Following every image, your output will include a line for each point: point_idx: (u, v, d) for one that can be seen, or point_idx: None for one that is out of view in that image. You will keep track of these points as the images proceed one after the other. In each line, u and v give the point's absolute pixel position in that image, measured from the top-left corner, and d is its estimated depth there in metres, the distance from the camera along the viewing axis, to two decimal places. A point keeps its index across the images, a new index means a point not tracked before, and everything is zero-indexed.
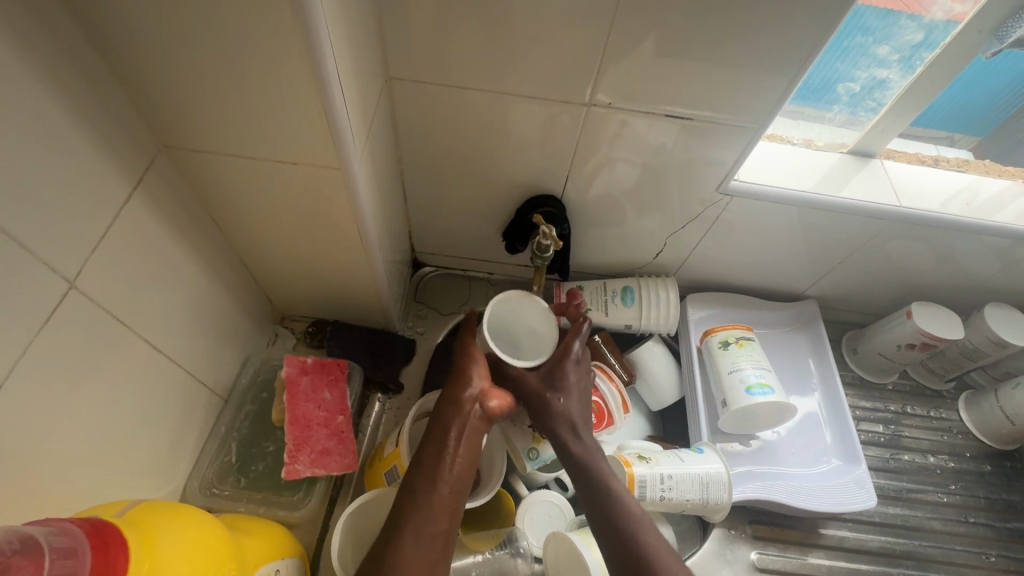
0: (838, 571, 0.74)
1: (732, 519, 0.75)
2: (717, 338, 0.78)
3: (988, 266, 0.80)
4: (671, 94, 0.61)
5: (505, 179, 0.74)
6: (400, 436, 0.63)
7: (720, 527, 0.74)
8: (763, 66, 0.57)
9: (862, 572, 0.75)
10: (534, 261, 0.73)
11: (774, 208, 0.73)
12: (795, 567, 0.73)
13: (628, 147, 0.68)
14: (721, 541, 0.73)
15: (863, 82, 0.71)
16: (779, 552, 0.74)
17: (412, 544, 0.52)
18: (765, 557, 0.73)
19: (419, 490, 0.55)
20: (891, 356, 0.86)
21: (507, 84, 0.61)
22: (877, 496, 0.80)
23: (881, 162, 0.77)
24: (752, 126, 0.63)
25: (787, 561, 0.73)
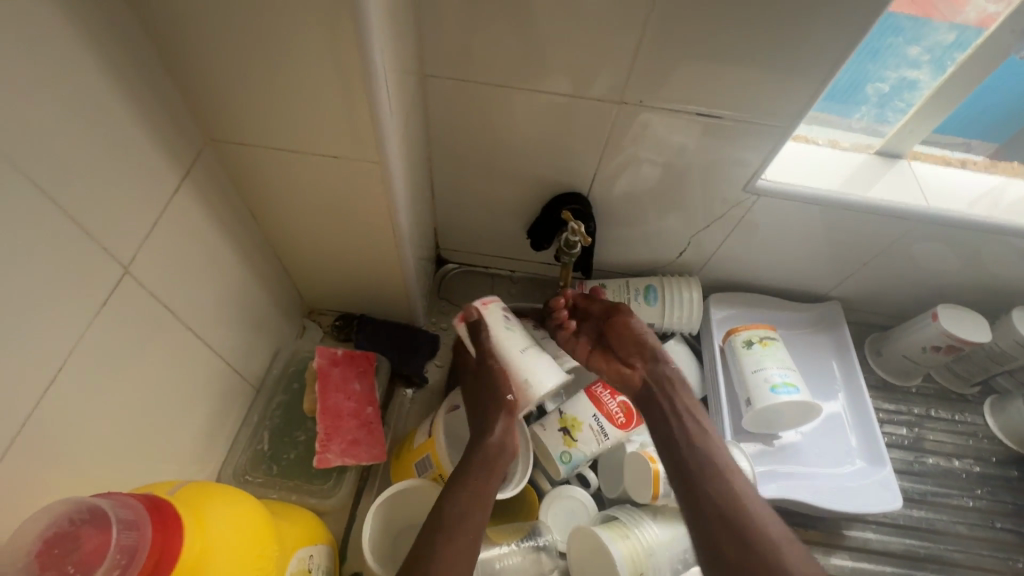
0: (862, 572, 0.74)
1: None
2: (741, 337, 0.78)
3: (1016, 269, 0.79)
4: (703, 93, 0.61)
5: (533, 177, 0.75)
6: (435, 427, 0.63)
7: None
8: (796, 67, 0.57)
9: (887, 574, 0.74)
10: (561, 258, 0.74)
11: (801, 209, 0.73)
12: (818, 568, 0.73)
13: (656, 147, 0.68)
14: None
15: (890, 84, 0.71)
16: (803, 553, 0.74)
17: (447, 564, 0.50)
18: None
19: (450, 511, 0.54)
20: (915, 358, 0.86)
21: (539, 82, 0.62)
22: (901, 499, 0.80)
23: (908, 163, 0.76)
24: (781, 126, 0.64)
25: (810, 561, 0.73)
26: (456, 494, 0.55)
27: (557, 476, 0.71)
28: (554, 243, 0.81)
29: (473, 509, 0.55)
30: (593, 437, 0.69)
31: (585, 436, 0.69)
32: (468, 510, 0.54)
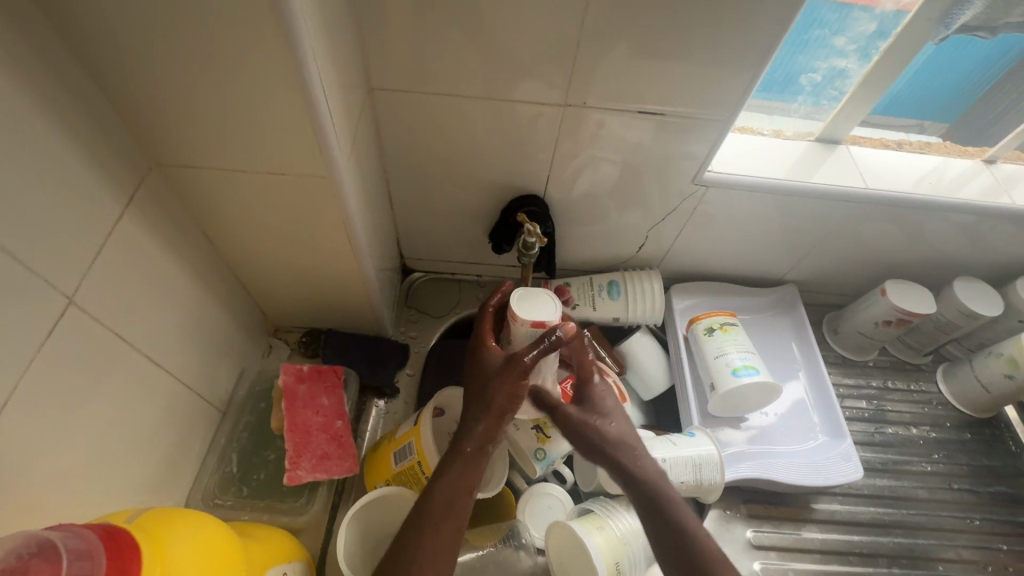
0: (832, 545, 0.76)
1: (729, 498, 0.77)
2: (702, 325, 0.81)
3: (954, 242, 0.84)
4: (643, 92, 0.63)
5: (488, 182, 0.76)
6: (420, 416, 0.64)
7: (717, 509, 0.76)
8: (729, 61, 0.60)
9: (856, 543, 0.77)
10: (521, 259, 0.75)
11: (749, 198, 0.76)
12: (790, 543, 0.75)
13: (605, 146, 0.70)
14: (718, 521, 0.75)
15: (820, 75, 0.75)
16: (775, 530, 0.76)
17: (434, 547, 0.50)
18: (760, 535, 0.75)
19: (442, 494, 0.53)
20: (869, 333, 0.89)
21: (485, 88, 0.63)
22: (865, 469, 0.83)
23: (846, 148, 0.80)
24: (721, 120, 0.66)
25: (784, 538, 0.75)
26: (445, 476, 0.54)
27: (532, 473, 0.72)
28: (515, 245, 0.82)
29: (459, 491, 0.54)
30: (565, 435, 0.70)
31: (556, 433, 0.69)
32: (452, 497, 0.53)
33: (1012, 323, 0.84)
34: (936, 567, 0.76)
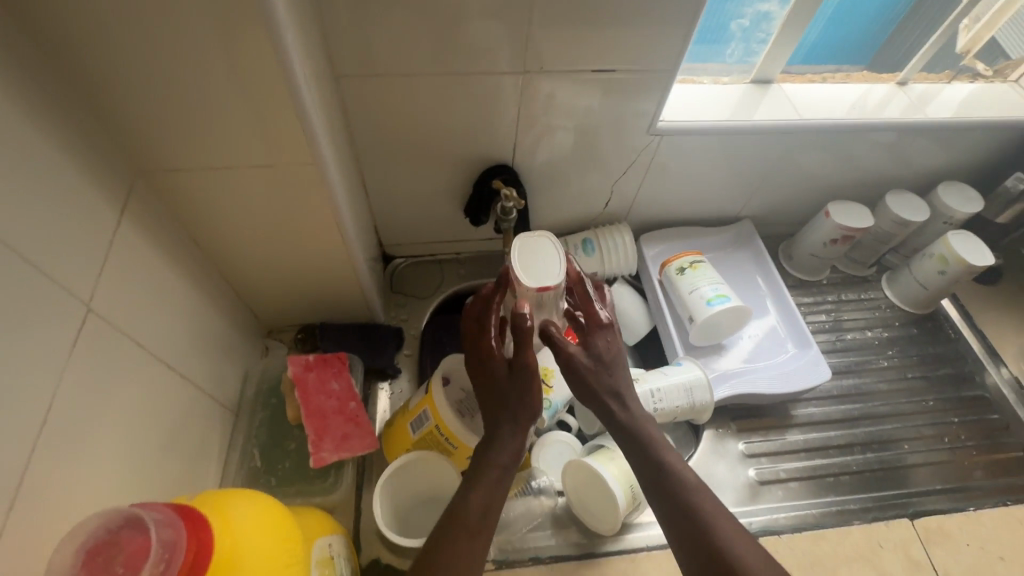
0: (812, 443, 0.85)
1: (719, 417, 0.85)
2: (674, 266, 0.88)
3: (882, 160, 0.93)
4: (595, 53, 0.67)
5: (459, 158, 0.79)
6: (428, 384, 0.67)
7: (710, 428, 0.83)
8: (669, 15, 0.64)
9: (833, 438, 0.86)
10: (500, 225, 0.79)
11: (701, 142, 0.82)
12: (777, 447, 0.84)
13: (566, 109, 0.74)
14: (712, 438, 0.83)
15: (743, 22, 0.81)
16: (763, 438, 0.84)
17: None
18: (751, 445, 0.83)
19: (464, 527, 0.54)
20: (820, 254, 0.98)
21: (447, 64, 0.66)
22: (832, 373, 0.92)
23: (778, 87, 0.86)
24: (667, 72, 0.71)
25: (771, 444, 0.84)
26: (466, 503, 0.55)
27: (541, 424, 0.77)
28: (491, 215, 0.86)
29: (482, 516, 0.55)
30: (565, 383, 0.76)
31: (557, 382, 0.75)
32: (472, 524, 0.54)
33: (937, 225, 0.95)
34: (903, 446, 0.86)
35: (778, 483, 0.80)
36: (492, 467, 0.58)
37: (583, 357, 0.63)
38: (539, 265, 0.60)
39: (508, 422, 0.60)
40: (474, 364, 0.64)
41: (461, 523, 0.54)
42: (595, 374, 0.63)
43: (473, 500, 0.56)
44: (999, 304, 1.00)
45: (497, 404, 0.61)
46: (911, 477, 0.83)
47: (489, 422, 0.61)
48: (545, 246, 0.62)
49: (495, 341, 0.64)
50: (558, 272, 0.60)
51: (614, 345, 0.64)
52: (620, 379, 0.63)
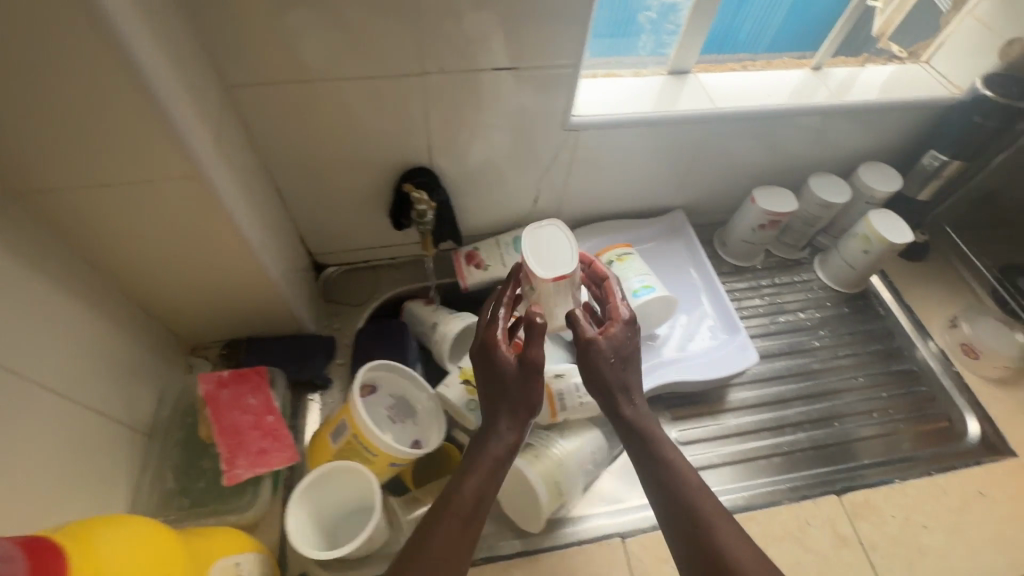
0: (746, 426, 0.86)
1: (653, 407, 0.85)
2: (603, 259, 0.89)
3: (802, 144, 0.94)
4: (493, 50, 0.67)
5: (374, 163, 0.78)
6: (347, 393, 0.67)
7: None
8: (561, 8, 0.64)
9: (767, 420, 0.87)
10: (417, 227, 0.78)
11: (617, 134, 0.83)
12: (711, 433, 0.85)
13: (475, 108, 0.74)
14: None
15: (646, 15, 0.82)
16: (694, 426, 0.85)
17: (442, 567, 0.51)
18: (683, 432, 0.84)
19: (450, 519, 0.54)
20: (750, 240, 0.99)
21: (344, 69, 0.65)
22: (765, 356, 0.94)
23: (694, 77, 0.87)
24: (569, 65, 0.71)
25: (704, 431, 0.85)
26: (457, 493, 0.56)
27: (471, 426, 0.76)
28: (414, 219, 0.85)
29: (469, 507, 0.55)
30: None
31: None
32: (456, 513, 0.55)
33: (860, 205, 0.97)
34: (835, 423, 0.88)
35: (711, 468, 0.81)
36: (490, 457, 0.59)
37: (606, 346, 0.63)
38: (554, 253, 0.64)
39: (507, 413, 0.61)
40: (480, 357, 0.63)
41: (450, 511, 0.55)
42: (608, 364, 0.63)
43: (466, 491, 0.56)
44: (926, 279, 1.03)
45: (496, 392, 0.62)
46: (840, 453, 0.85)
47: (489, 411, 0.62)
48: (556, 234, 0.65)
49: (500, 328, 0.64)
50: (574, 257, 0.64)
51: (633, 342, 0.66)
52: (630, 373, 0.65)
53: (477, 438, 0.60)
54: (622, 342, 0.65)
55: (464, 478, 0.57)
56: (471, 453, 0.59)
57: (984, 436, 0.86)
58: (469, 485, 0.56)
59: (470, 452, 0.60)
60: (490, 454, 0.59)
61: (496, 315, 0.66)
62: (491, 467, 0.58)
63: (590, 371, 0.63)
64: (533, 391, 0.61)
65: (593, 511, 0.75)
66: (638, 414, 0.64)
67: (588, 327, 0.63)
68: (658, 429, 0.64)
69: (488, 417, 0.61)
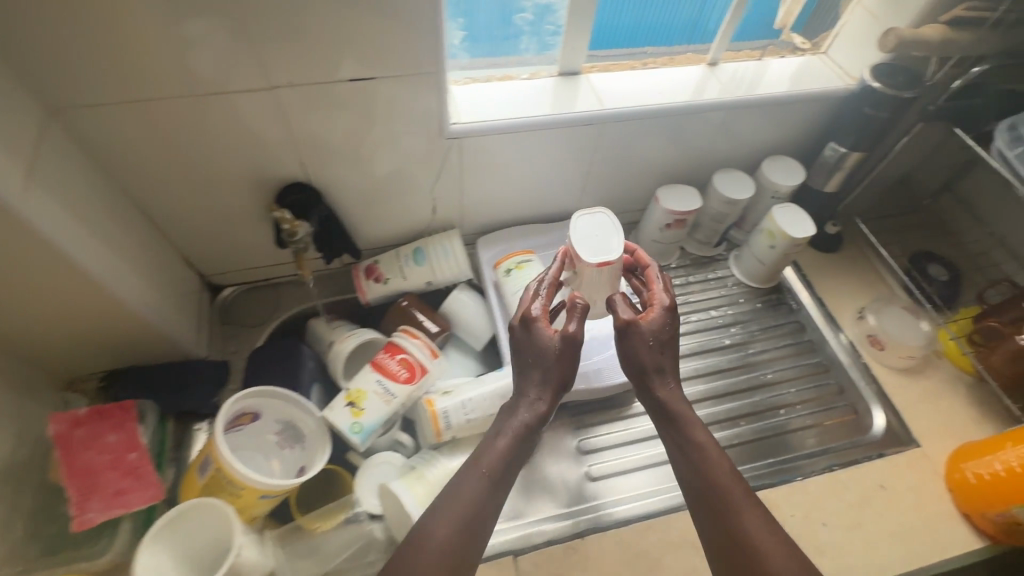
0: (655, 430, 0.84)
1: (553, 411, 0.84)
2: (502, 267, 0.87)
3: (704, 141, 0.93)
4: (343, 60, 0.64)
5: (245, 181, 0.75)
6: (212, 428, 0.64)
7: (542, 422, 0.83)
8: (405, 14, 0.61)
9: None
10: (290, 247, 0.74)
11: (503, 139, 0.81)
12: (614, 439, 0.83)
13: (340, 121, 0.71)
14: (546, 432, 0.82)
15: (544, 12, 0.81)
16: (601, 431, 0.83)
17: (454, 526, 0.56)
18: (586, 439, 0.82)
19: (467, 486, 0.58)
20: (660, 239, 0.98)
21: (183, 87, 0.62)
22: None
23: (584, 78, 0.86)
24: (430, 72, 0.68)
25: (608, 436, 0.83)
26: (485, 460, 0.60)
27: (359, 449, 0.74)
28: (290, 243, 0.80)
29: (492, 476, 0.59)
30: (377, 404, 0.73)
31: (369, 404, 0.73)
32: (467, 479, 0.59)
33: (766, 200, 0.96)
34: (742, 422, 0.87)
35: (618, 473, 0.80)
36: (512, 425, 0.63)
37: (645, 328, 0.66)
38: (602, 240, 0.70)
39: (538, 386, 0.65)
40: (519, 330, 0.66)
41: (465, 476, 0.59)
42: (642, 347, 0.66)
43: (488, 459, 0.60)
44: (839, 270, 1.03)
45: (530, 363, 0.65)
46: (745, 454, 0.85)
47: (523, 382, 0.65)
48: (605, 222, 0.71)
49: (539, 302, 0.67)
50: (620, 244, 0.70)
51: (671, 328, 0.67)
52: (664, 357, 0.67)
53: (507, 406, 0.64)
54: (658, 330, 0.66)
55: (489, 445, 0.61)
56: (500, 419, 0.64)
57: (888, 429, 0.86)
58: (494, 455, 0.60)
59: (501, 417, 0.64)
60: (518, 424, 0.63)
61: (536, 291, 0.69)
62: (520, 435, 0.62)
63: (642, 351, 0.65)
64: (561, 369, 0.64)
65: (528, 518, 0.75)
66: (672, 395, 0.66)
67: (625, 311, 0.66)
68: (691, 413, 0.65)
69: (520, 386, 0.65)
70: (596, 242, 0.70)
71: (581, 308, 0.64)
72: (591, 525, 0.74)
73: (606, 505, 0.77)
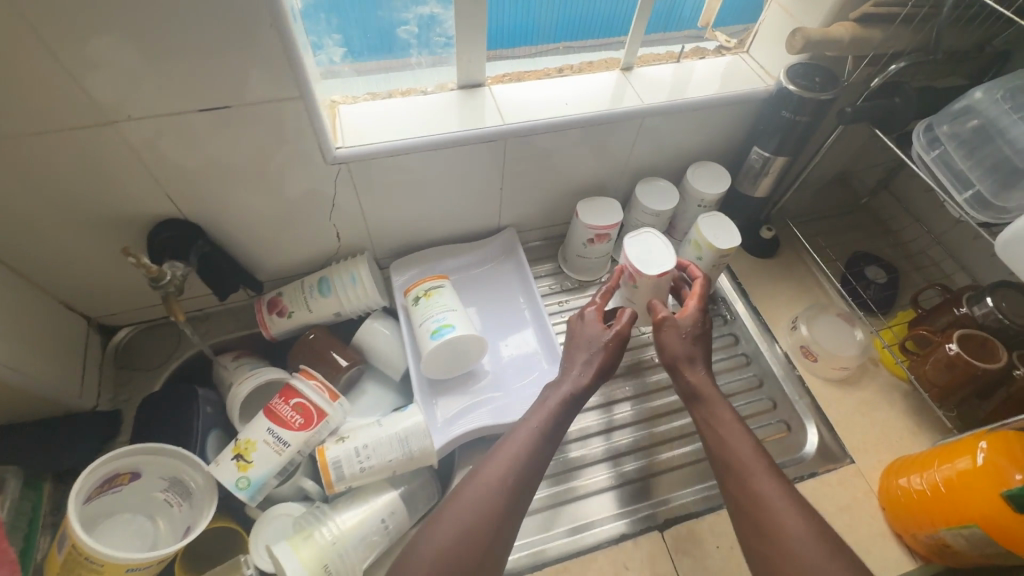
0: (575, 462, 0.82)
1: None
2: (411, 295, 0.81)
3: (624, 150, 0.88)
4: (189, 89, 0.58)
5: (113, 220, 0.69)
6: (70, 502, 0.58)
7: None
8: (250, 37, 0.55)
9: (597, 456, 0.83)
10: (168, 285, 0.66)
11: (399, 160, 0.75)
12: (614, 451, 0.83)
13: (203, 152, 0.65)
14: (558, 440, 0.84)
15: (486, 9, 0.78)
16: (621, 436, 0.85)
17: (488, 479, 0.64)
18: (586, 452, 0.83)
19: (506, 450, 0.67)
20: (586, 254, 0.93)
21: (5, 126, 0.56)
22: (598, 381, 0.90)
23: (488, 90, 0.81)
24: (296, 96, 0.62)
25: (632, 439, 0.85)
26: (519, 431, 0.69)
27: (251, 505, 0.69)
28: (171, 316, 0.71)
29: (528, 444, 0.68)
30: (266, 455, 0.68)
31: (257, 455, 0.68)
32: (507, 444, 0.68)
33: (693, 208, 0.92)
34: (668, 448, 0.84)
35: (603, 494, 0.80)
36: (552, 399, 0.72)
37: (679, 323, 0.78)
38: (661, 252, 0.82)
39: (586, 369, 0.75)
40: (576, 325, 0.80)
41: (506, 443, 0.68)
42: (672, 338, 0.78)
43: (525, 429, 0.69)
44: (775, 276, 0.99)
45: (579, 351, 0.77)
46: (672, 481, 0.81)
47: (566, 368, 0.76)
48: (656, 239, 0.84)
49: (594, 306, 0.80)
50: (671, 259, 0.81)
51: (704, 323, 0.80)
52: (694, 346, 0.78)
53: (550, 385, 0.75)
54: (689, 325, 0.79)
55: (529, 419, 0.70)
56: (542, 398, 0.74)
57: (821, 444, 0.83)
58: (530, 426, 0.69)
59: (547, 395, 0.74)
60: (561, 399, 0.72)
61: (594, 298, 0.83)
62: (563, 410, 0.72)
63: (671, 337, 0.78)
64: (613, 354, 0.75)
65: (575, 522, 0.77)
66: (701, 378, 0.77)
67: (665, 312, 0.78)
68: (715, 395, 0.75)
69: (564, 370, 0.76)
70: (652, 256, 0.82)
71: (626, 314, 0.76)
72: (650, 523, 0.77)
73: (658, 504, 0.79)
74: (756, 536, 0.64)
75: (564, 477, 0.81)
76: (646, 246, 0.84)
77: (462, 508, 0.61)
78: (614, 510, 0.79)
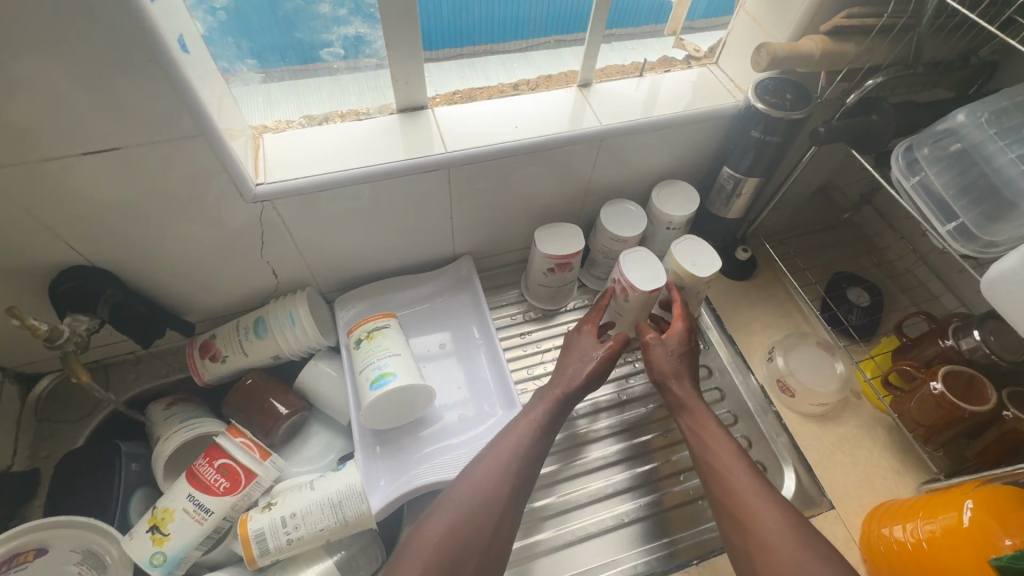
0: (569, 504, 0.76)
1: (561, 454, 0.80)
2: (354, 337, 0.75)
3: (585, 173, 0.82)
4: (67, 131, 0.51)
5: (7, 271, 0.62)
6: None
7: (549, 465, 0.79)
8: (128, 71, 0.49)
9: (594, 495, 0.77)
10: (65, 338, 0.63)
11: (331, 195, 0.68)
12: (604, 492, 0.77)
13: (98, 197, 0.58)
14: (556, 478, 0.78)
15: (462, 8, 0.72)
16: (627, 471, 0.79)
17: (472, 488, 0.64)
18: (588, 491, 0.77)
19: (492, 458, 0.66)
20: (548, 283, 0.87)
21: None
22: (589, 414, 0.83)
23: (432, 112, 0.74)
24: (196, 133, 0.55)
25: (638, 474, 0.79)
26: (504, 440, 0.68)
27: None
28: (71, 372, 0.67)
29: (517, 452, 0.67)
30: (184, 527, 0.62)
31: (174, 527, 0.62)
32: (493, 453, 0.67)
33: (663, 232, 0.85)
34: (656, 489, 0.78)
35: (603, 537, 0.74)
36: (545, 404, 0.72)
37: (660, 342, 0.76)
38: (653, 270, 0.77)
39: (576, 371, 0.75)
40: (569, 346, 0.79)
41: (491, 454, 0.67)
42: (656, 351, 0.76)
43: (511, 440, 0.68)
44: (753, 300, 0.93)
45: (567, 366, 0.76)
46: (647, 532, 0.75)
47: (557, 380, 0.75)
48: (648, 257, 0.79)
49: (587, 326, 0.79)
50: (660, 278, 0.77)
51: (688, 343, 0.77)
52: (678, 360, 0.75)
53: (542, 393, 0.74)
54: (673, 343, 0.76)
55: (515, 428, 0.69)
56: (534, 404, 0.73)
57: (799, 489, 0.76)
58: (516, 437, 0.68)
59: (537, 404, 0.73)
60: (553, 405, 0.72)
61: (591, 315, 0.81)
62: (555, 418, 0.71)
63: (657, 350, 0.76)
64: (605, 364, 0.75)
65: (585, 568, 0.72)
66: (685, 392, 0.73)
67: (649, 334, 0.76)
68: (700, 407, 0.72)
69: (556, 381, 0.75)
70: (647, 270, 0.78)
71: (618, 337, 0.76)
72: (671, 564, 0.73)
73: (676, 543, 0.74)
74: (739, 537, 0.61)
75: (567, 518, 0.75)
76: (636, 261, 0.79)
77: (445, 519, 0.61)
78: (629, 552, 0.73)
